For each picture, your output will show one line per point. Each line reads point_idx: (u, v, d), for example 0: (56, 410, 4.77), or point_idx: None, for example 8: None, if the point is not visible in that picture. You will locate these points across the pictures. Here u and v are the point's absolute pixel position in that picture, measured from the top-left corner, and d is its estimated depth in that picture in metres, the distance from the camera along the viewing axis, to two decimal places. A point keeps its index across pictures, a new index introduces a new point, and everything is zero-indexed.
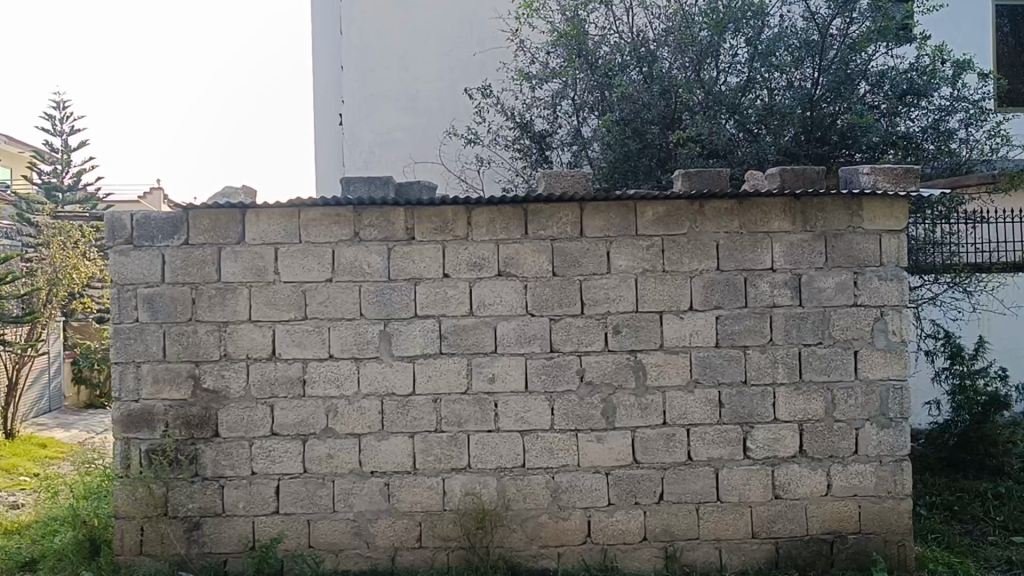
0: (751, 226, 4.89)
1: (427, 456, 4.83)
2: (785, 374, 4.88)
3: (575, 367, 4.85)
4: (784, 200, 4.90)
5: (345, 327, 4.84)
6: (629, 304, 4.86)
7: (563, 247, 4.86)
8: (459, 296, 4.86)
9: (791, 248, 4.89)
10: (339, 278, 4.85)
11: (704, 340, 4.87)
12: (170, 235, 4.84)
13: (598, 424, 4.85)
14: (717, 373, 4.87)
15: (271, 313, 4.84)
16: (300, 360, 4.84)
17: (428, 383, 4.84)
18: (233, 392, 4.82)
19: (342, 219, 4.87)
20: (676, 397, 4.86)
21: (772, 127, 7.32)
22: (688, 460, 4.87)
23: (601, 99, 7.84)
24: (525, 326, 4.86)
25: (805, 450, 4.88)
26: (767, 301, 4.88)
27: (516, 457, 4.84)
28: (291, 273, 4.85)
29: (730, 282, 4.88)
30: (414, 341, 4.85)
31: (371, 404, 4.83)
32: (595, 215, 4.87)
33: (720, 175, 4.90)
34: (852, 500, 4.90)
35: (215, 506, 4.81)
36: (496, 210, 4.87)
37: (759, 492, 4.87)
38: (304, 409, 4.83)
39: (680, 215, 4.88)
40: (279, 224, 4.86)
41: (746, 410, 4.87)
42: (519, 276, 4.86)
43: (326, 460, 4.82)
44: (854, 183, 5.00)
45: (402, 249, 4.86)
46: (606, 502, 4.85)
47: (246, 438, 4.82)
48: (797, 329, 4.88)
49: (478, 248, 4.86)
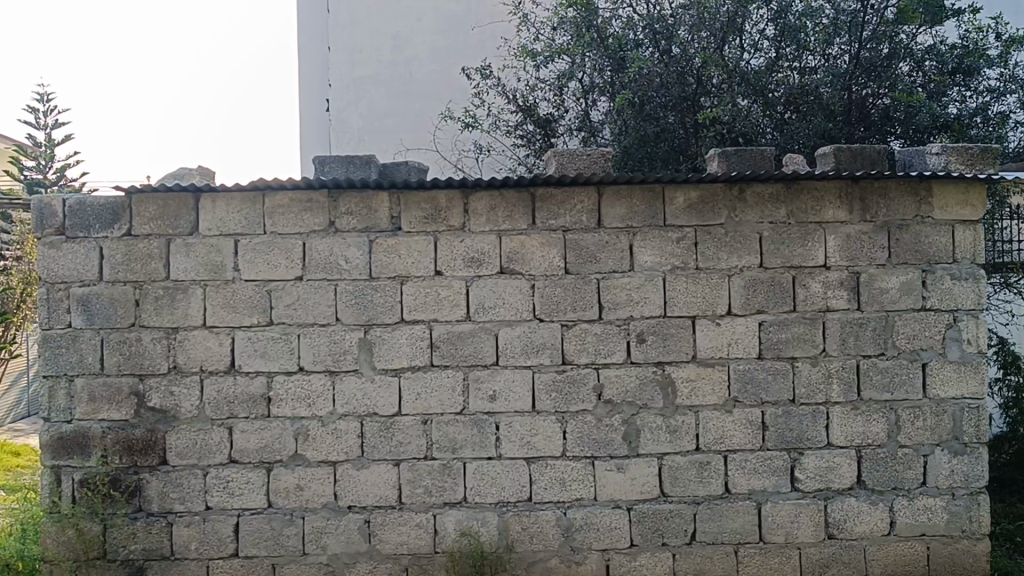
0: (800, 215, 4.13)
1: (415, 488, 4.06)
2: (840, 391, 4.10)
3: (591, 383, 4.07)
4: (839, 183, 4.14)
5: (318, 334, 4.07)
6: (656, 308, 4.09)
7: (577, 240, 4.10)
8: (454, 298, 4.08)
9: (848, 240, 4.12)
10: (311, 276, 4.08)
11: (745, 351, 4.10)
12: (108, 224, 4.06)
13: (619, 450, 4.08)
14: (760, 390, 4.09)
15: (229, 317, 4.06)
16: (263, 374, 4.06)
17: (417, 402, 4.07)
18: (185, 412, 4.05)
19: (315, 206, 4.10)
20: (711, 419, 4.09)
21: (802, 110, 6.62)
22: (725, 493, 4.10)
23: (612, 79, 6.93)
24: (532, 335, 4.08)
25: (864, 480, 4.11)
26: (820, 305, 4.11)
27: (522, 489, 4.07)
28: (252, 269, 4.07)
29: (776, 282, 4.11)
30: (399, 351, 4.07)
31: (349, 426, 4.06)
32: (616, 201, 4.12)
33: (764, 153, 4.11)
34: (920, 541, 4.13)
35: (163, 548, 4.04)
36: (498, 195, 4.10)
37: (809, 532, 4.10)
38: (269, 432, 4.05)
39: (717, 202, 4.12)
40: (239, 211, 4.09)
41: (794, 434, 4.10)
42: (525, 274, 4.10)
43: (295, 493, 4.05)
44: (915, 166, 4.28)
45: (386, 242, 4.08)
46: (628, 543, 4.08)
47: (199, 467, 4.05)
48: (855, 338, 4.11)
49: (477, 241, 4.10)
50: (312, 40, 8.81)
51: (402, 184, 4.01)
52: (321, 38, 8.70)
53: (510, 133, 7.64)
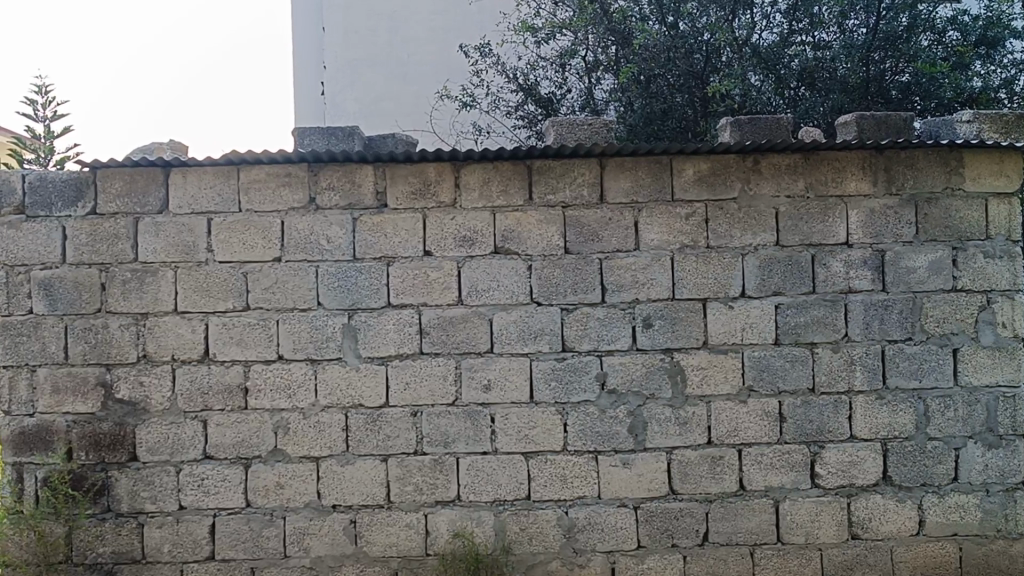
0: (820, 188, 3.81)
1: (404, 486, 3.76)
2: (863, 379, 3.79)
3: (594, 371, 3.77)
4: (862, 153, 3.81)
5: (298, 320, 3.77)
6: (664, 291, 3.78)
7: (578, 217, 3.79)
8: (444, 281, 3.77)
9: (872, 216, 3.81)
10: (290, 257, 3.78)
11: (761, 336, 3.78)
12: (72, 202, 3.78)
13: (624, 443, 3.77)
14: (777, 377, 3.78)
15: (202, 302, 3.77)
16: (239, 363, 3.77)
17: (406, 392, 3.76)
18: (155, 404, 3.76)
19: (295, 180, 3.80)
20: (724, 410, 3.78)
21: (816, 86, 6.29)
22: (739, 490, 3.79)
23: (617, 55, 6.57)
24: (529, 320, 3.77)
25: (890, 476, 3.80)
26: (842, 286, 3.79)
27: (520, 487, 3.76)
28: (227, 250, 3.77)
29: (794, 261, 3.79)
30: (386, 338, 3.77)
31: (333, 419, 3.75)
32: (620, 174, 3.81)
33: (781, 122, 3.79)
34: (951, 541, 3.81)
35: (133, 551, 3.75)
36: (492, 168, 3.80)
37: (831, 532, 3.79)
38: (246, 425, 3.76)
39: (729, 175, 3.81)
40: (212, 187, 3.79)
41: (813, 426, 3.78)
42: (521, 254, 3.79)
43: (274, 491, 3.76)
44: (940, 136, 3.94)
45: (370, 220, 3.78)
46: (635, 544, 3.77)
47: (171, 463, 3.76)
48: (880, 321, 3.79)
49: (469, 218, 3.79)
50: (306, 21, 8.50)
51: (388, 156, 3.70)
52: (317, 19, 8.39)
53: (510, 115, 7.14)
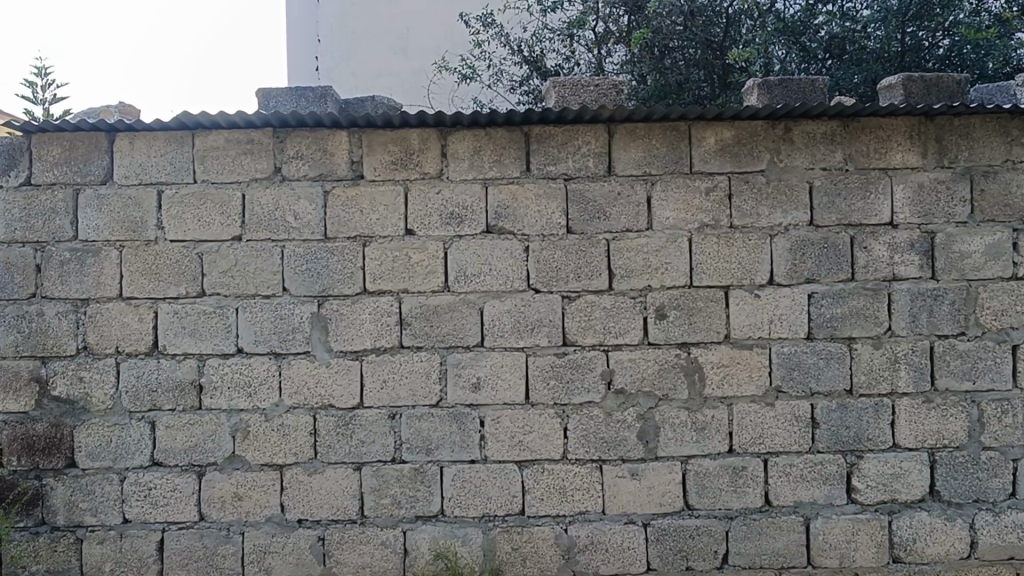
0: (860, 159, 3.32)
1: (379, 498, 3.28)
2: (908, 380, 3.29)
3: (599, 368, 3.28)
4: (909, 120, 3.32)
5: (260, 308, 3.29)
6: (680, 277, 3.29)
7: (582, 191, 3.30)
8: (428, 264, 3.29)
9: (921, 192, 3.31)
10: (251, 235, 3.30)
11: (791, 329, 3.29)
12: (3, 172, 3.31)
13: (633, 452, 3.29)
14: (809, 377, 3.29)
15: (151, 287, 3.29)
16: (193, 356, 3.29)
17: (384, 392, 3.28)
18: (97, 403, 3.29)
19: (258, 148, 3.32)
20: (748, 414, 3.29)
21: (845, 59, 5.78)
22: (764, 506, 3.30)
23: (630, 24, 6.09)
24: (525, 309, 3.28)
25: (937, 490, 3.31)
26: (885, 273, 3.30)
27: (512, 501, 3.28)
28: (180, 227, 3.30)
29: (830, 244, 3.30)
30: (360, 329, 3.29)
31: (299, 421, 3.28)
32: (632, 142, 3.32)
33: (815, 83, 3.30)
34: (1008, 566, 3.31)
35: (71, 570, 3.29)
36: (484, 135, 3.32)
37: (869, 555, 3.30)
38: (200, 428, 3.28)
39: (756, 144, 3.32)
40: (163, 154, 3.31)
41: (851, 433, 3.29)
42: (516, 234, 3.30)
43: (232, 503, 3.29)
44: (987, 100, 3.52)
45: (343, 194, 3.30)
46: (644, 567, 3.29)
47: (115, 470, 3.29)
48: (928, 314, 3.30)
49: (457, 192, 3.31)
50: None
51: (364, 120, 3.22)
52: None
53: (515, 89, 6.55)
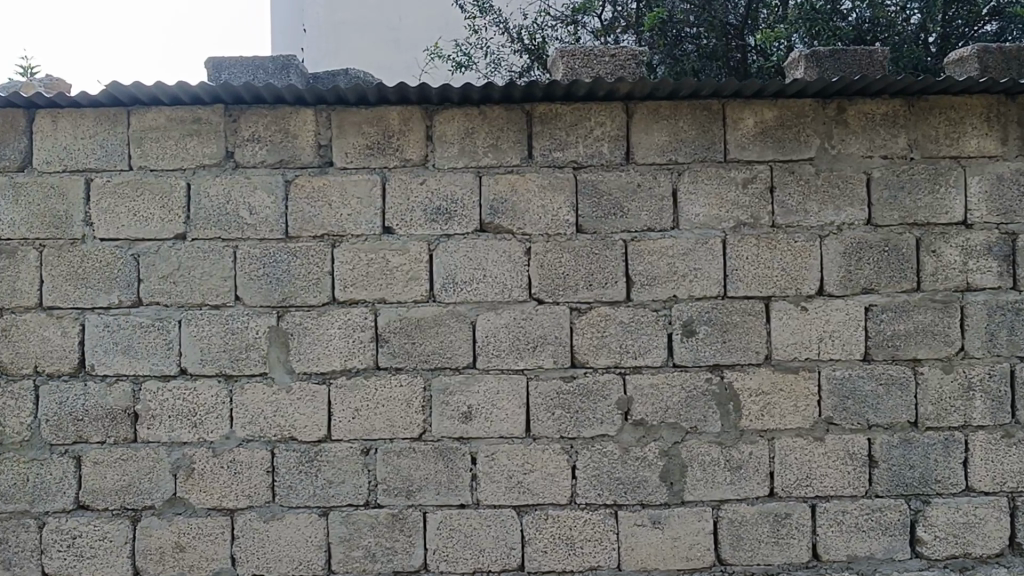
0: (928, 146, 2.78)
1: (349, 551, 2.73)
2: (984, 411, 2.75)
3: (614, 395, 2.73)
4: (986, 99, 2.78)
5: (208, 321, 2.74)
6: (712, 286, 2.74)
7: (595, 182, 2.76)
8: (410, 269, 2.74)
9: (1000, 186, 2.77)
10: (198, 234, 2.75)
11: (845, 349, 2.75)
12: None
13: (655, 496, 2.74)
14: (867, 406, 2.74)
15: (77, 295, 2.74)
16: (127, 379, 2.74)
17: (355, 423, 2.73)
18: (10, 434, 2.73)
19: (207, 128, 2.77)
20: (793, 451, 2.74)
21: None
22: (811, 561, 2.75)
23: (642, 8, 5.55)
24: (525, 324, 2.74)
25: (1018, 543, 2.76)
26: (957, 282, 2.76)
27: (509, 554, 2.73)
28: (112, 223, 2.75)
29: (891, 247, 2.75)
30: (328, 346, 2.73)
31: (253, 457, 2.73)
32: (655, 124, 2.78)
33: (875, 56, 2.76)
34: None
35: None
36: (478, 115, 2.77)
37: None
38: (135, 465, 2.73)
39: (804, 127, 2.78)
40: (93, 135, 2.76)
41: (915, 474, 2.75)
42: (516, 233, 2.75)
43: (172, 555, 2.74)
44: None
45: (309, 184, 2.76)
46: None
47: (33, 515, 2.74)
48: (1008, 331, 2.75)
49: (446, 183, 2.76)
50: None
51: (334, 95, 2.68)
52: None
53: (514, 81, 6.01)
